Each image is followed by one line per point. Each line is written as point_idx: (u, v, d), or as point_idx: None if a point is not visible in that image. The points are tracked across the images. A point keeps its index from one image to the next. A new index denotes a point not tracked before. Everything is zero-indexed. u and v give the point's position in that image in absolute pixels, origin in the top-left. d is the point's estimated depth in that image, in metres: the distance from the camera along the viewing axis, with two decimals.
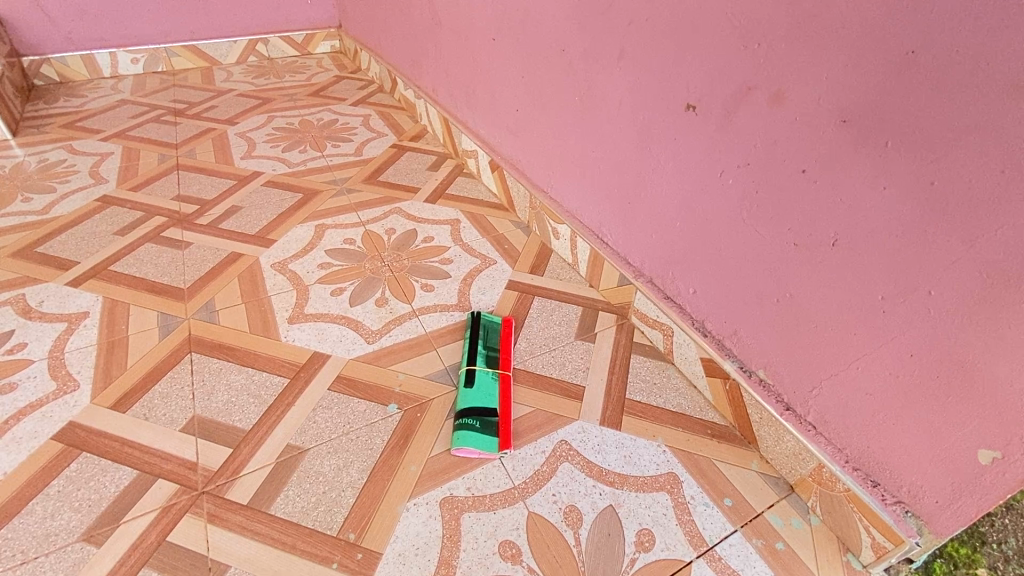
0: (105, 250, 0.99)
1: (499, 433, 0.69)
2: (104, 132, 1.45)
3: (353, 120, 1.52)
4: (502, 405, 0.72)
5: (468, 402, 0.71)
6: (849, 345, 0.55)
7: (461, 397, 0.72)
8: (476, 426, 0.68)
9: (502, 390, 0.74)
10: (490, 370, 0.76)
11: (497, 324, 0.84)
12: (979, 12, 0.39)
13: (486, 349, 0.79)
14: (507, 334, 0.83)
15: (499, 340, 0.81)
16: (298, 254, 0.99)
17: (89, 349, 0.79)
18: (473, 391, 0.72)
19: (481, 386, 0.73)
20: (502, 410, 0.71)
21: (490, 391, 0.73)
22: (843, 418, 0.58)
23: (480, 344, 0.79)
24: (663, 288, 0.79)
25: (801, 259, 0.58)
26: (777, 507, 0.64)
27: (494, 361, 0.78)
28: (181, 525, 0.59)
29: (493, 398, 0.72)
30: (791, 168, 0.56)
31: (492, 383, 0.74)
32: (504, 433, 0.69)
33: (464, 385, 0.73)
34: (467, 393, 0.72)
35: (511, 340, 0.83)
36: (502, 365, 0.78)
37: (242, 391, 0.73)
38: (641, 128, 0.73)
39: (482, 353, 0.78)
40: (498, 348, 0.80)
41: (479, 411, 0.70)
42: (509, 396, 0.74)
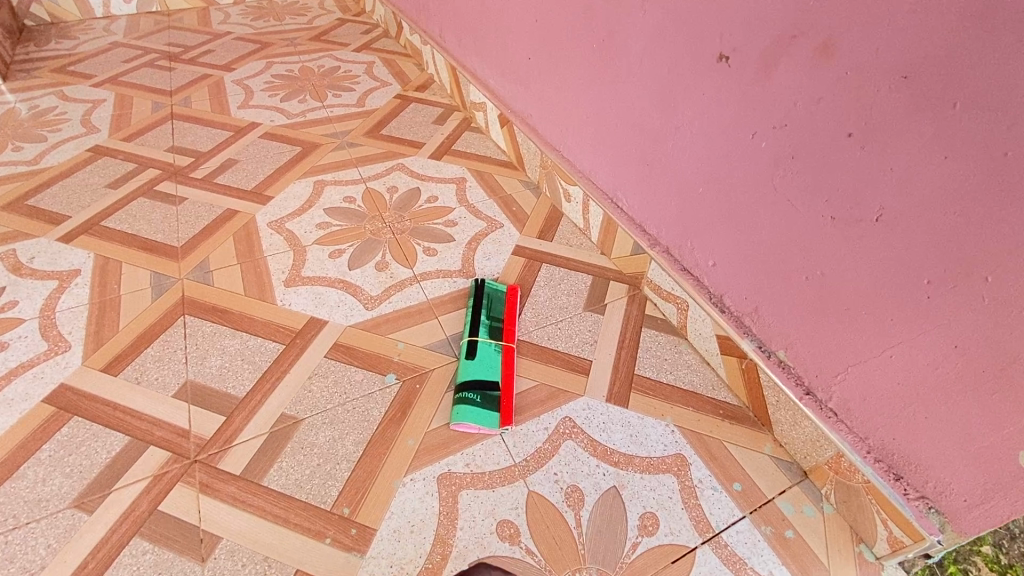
0: (97, 205, 0.96)
1: (501, 408, 0.66)
2: (97, 78, 1.38)
3: (355, 68, 1.43)
4: (505, 378, 0.69)
5: (469, 376, 0.68)
6: (883, 331, 0.51)
7: (461, 369, 0.69)
8: (477, 401, 0.65)
9: (504, 363, 0.71)
10: (493, 342, 0.73)
11: (502, 293, 0.80)
12: None
13: (489, 319, 0.75)
14: (513, 303, 0.79)
15: (504, 309, 0.78)
16: (295, 212, 0.95)
17: (80, 309, 0.77)
18: (474, 364, 0.69)
19: (482, 358, 0.70)
20: (505, 384, 0.68)
21: (492, 364, 0.70)
22: (870, 407, 0.54)
23: (482, 314, 0.76)
24: (679, 258, 0.74)
25: (837, 235, 0.52)
26: (789, 493, 0.61)
27: (497, 332, 0.74)
28: (172, 494, 0.57)
29: (495, 370, 0.69)
30: (836, 131, 0.49)
31: (494, 355, 0.71)
32: (506, 408, 0.66)
33: (465, 357, 0.70)
34: (467, 365, 0.69)
35: (517, 310, 0.79)
36: (506, 337, 0.74)
37: (237, 357, 0.71)
38: (664, 82, 0.66)
39: (484, 324, 0.75)
40: (503, 318, 0.76)
41: (481, 385, 0.67)
42: (513, 369, 0.70)
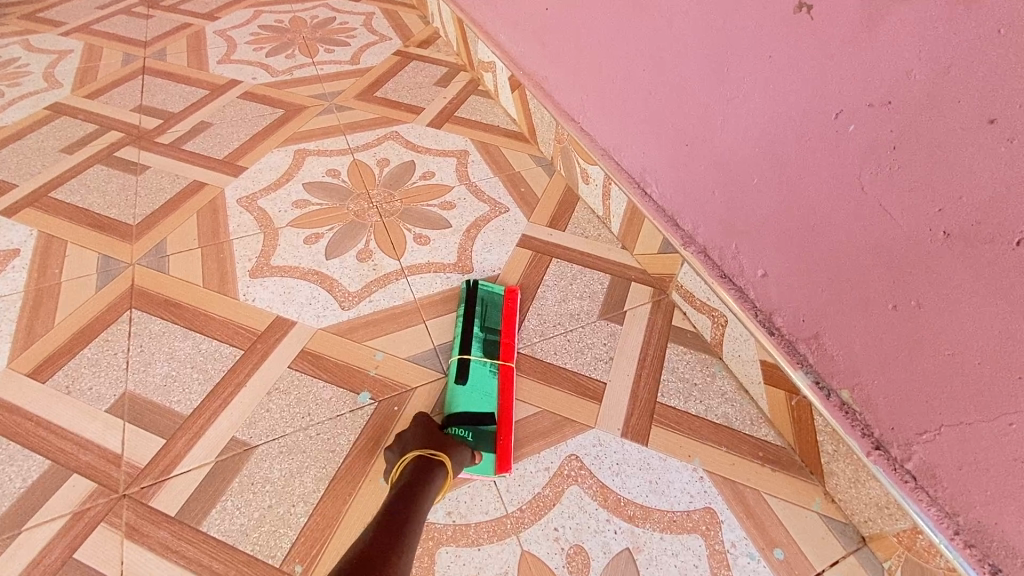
0: (48, 172, 0.84)
1: (497, 448, 0.54)
2: (66, 25, 1.25)
3: (352, 19, 1.27)
4: (502, 409, 0.57)
5: (459, 406, 0.57)
6: (1006, 390, 0.38)
7: (450, 397, 0.58)
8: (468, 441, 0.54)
9: (501, 388, 0.59)
10: (488, 362, 0.61)
11: (501, 297, 0.67)
12: None
13: (484, 333, 0.63)
14: (511, 310, 0.66)
15: (502, 319, 0.65)
16: (270, 187, 0.82)
17: (12, 298, 0.66)
18: (465, 392, 0.58)
19: (475, 385, 0.58)
20: (502, 419, 0.57)
21: (486, 393, 0.58)
22: (967, 480, 0.42)
23: (477, 326, 0.64)
24: (719, 263, 0.60)
25: (951, 256, 0.38)
26: (842, 565, 0.50)
27: (493, 350, 0.62)
28: (92, 538, 0.48)
29: (490, 400, 0.58)
30: (969, 114, 0.35)
31: (488, 380, 0.59)
32: (503, 447, 0.54)
33: (455, 382, 0.59)
34: (457, 394, 0.58)
35: (518, 319, 0.66)
36: (503, 356, 0.62)
37: (186, 364, 0.60)
38: (718, 40, 0.51)
39: (479, 340, 0.63)
40: (501, 331, 0.64)
41: (472, 421, 0.56)
42: (511, 397, 0.58)
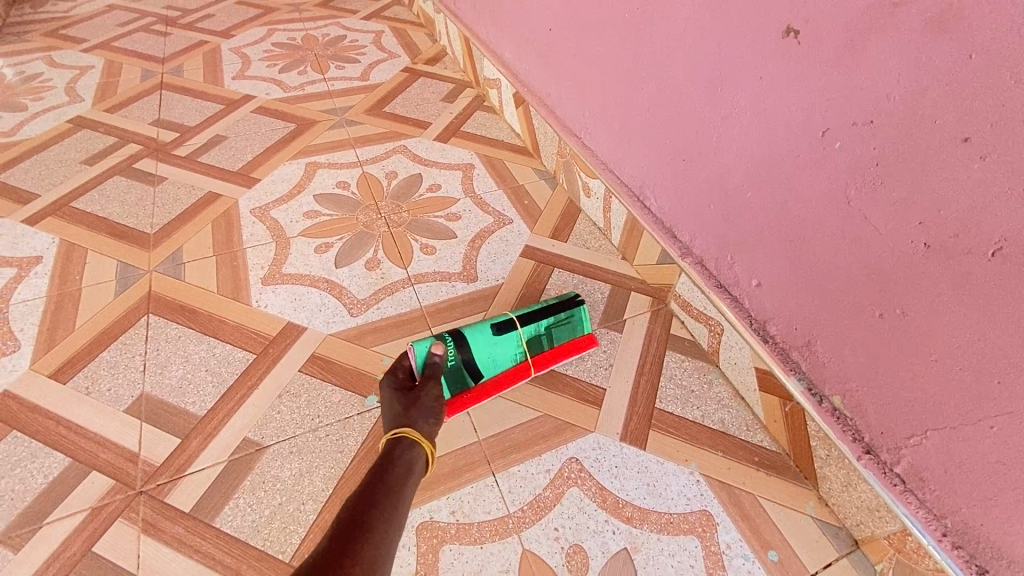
0: (69, 183, 0.87)
1: (456, 399, 0.59)
2: (88, 42, 1.30)
3: (363, 37, 1.31)
4: (491, 379, 0.60)
5: (477, 350, 0.59)
6: (987, 394, 0.39)
7: (475, 329, 0.60)
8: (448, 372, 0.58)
9: (509, 367, 0.61)
10: (523, 350, 0.62)
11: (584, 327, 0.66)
12: None
13: (543, 331, 0.63)
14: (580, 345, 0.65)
15: (565, 342, 0.65)
16: (283, 198, 0.85)
17: (34, 303, 0.69)
18: (490, 343, 0.60)
19: (499, 345, 0.60)
20: (484, 386, 0.60)
21: (498, 360, 0.60)
22: (953, 482, 0.43)
23: (544, 319, 0.64)
24: (715, 273, 0.62)
25: (932, 266, 0.40)
26: (836, 567, 0.51)
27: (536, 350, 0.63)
28: (110, 533, 0.50)
29: (495, 366, 0.61)
30: (945, 133, 0.37)
31: (509, 358, 0.61)
32: (460, 403, 0.58)
33: (491, 328, 0.61)
34: (481, 337, 0.60)
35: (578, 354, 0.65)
36: (539, 362, 0.62)
37: (201, 367, 0.63)
38: (713, 61, 0.54)
39: (536, 331, 0.63)
40: (553, 346, 0.64)
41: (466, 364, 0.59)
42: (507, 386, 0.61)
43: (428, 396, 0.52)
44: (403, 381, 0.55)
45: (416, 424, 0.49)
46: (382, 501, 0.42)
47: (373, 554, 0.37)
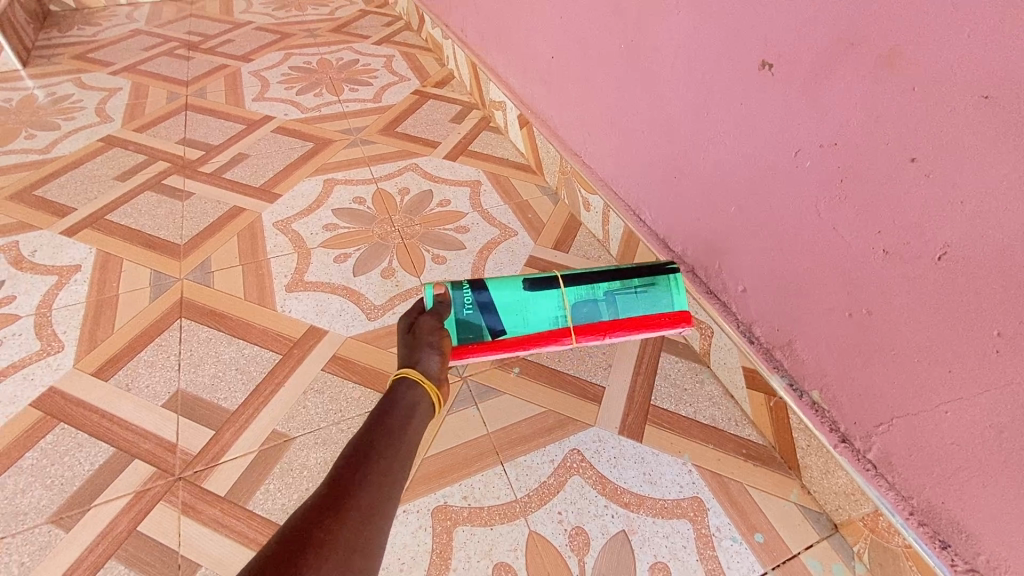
0: (103, 197, 0.94)
1: (473, 345, 0.58)
2: (115, 65, 1.37)
3: (374, 61, 1.39)
4: (517, 336, 0.59)
5: (504, 301, 0.59)
6: (941, 382, 0.44)
7: (512, 279, 0.60)
8: (461, 317, 0.58)
9: (541, 330, 0.60)
10: (565, 314, 0.60)
11: (664, 304, 0.62)
12: None
13: (603, 297, 0.61)
14: (654, 322, 0.61)
15: (635, 315, 0.61)
16: (303, 212, 0.91)
17: (76, 307, 0.74)
18: (520, 298, 0.60)
19: (532, 302, 0.60)
20: (494, 342, 0.58)
21: (529, 319, 0.59)
22: (916, 465, 0.48)
23: (605, 283, 0.62)
24: (704, 280, 0.68)
25: (890, 271, 0.46)
26: (816, 548, 0.55)
27: (587, 315, 0.60)
28: (153, 514, 0.54)
29: (524, 323, 0.59)
30: (896, 154, 0.43)
31: (545, 322, 0.60)
32: (475, 348, 0.57)
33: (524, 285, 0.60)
34: (511, 288, 0.59)
35: (650, 330, 0.61)
36: (582, 329, 0.60)
37: (231, 366, 0.68)
38: (700, 88, 0.60)
39: (593, 296, 0.61)
40: (618, 316, 0.61)
41: (484, 312, 0.58)
42: (524, 348, 0.59)
43: (428, 334, 0.49)
44: (409, 315, 0.53)
45: (418, 363, 0.46)
46: (381, 438, 0.39)
47: (375, 496, 0.35)
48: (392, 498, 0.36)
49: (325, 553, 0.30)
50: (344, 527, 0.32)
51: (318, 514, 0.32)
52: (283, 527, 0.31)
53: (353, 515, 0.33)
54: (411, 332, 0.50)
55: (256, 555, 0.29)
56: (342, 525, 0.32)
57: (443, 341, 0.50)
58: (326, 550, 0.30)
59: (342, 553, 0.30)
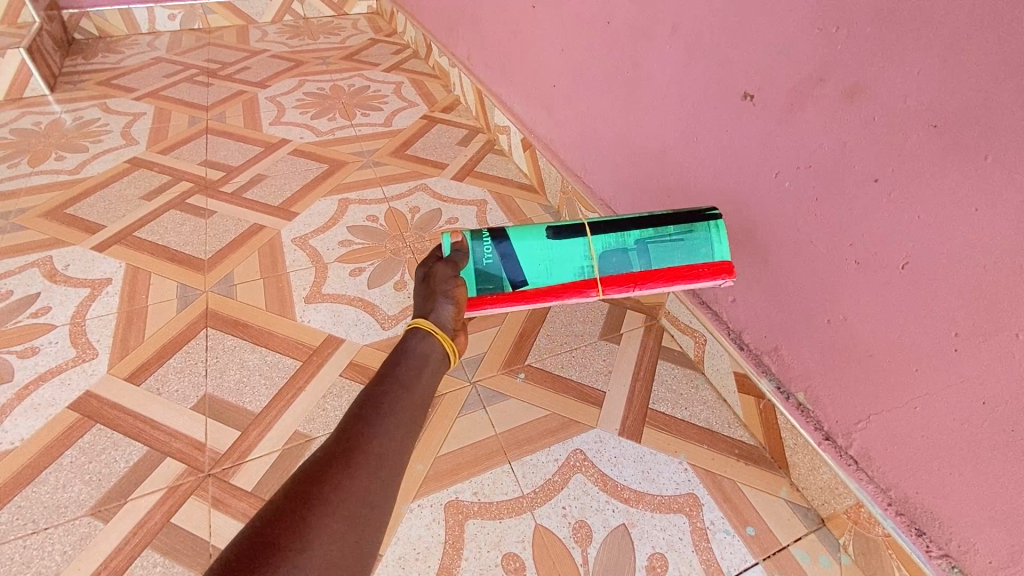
0: (131, 215, 0.99)
1: (494, 296, 0.57)
2: (138, 91, 1.45)
3: (384, 88, 1.47)
4: (539, 288, 0.57)
5: (526, 251, 0.57)
6: (910, 380, 0.49)
7: (534, 228, 0.58)
8: (482, 267, 0.57)
9: (563, 283, 0.58)
10: (592, 265, 0.58)
11: (704, 253, 0.59)
12: None
13: (634, 246, 0.58)
14: (690, 272, 0.58)
15: (672, 264, 0.58)
16: (320, 229, 0.97)
17: (108, 318, 0.79)
18: (543, 250, 0.58)
19: (556, 252, 0.58)
20: (517, 292, 0.57)
21: (553, 270, 0.58)
22: (891, 458, 0.53)
23: (636, 231, 0.59)
24: (698, 291, 0.73)
25: (862, 280, 0.51)
26: (805, 541, 0.59)
27: (615, 266, 0.58)
28: (185, 507, 0.58)
29: (548, 275, 0.58)
30: (862, 176, 0.49)
31: (569, 273, 0.58)
32: (496, 299, 0.57)
33: (548, 236, 0.58)
34: (535, 238, 0.57)
35: (685, 281, 0.58)
36: (607, 281, 0.58)
37: (255, 372, 0.72)
38: (690, 116, 0.66)
39: (623, 245, 0.58)
40: (651, 266, 0.58)
41: (506, 262, 0.57)
42: (547, 299, 0.58)
43: (443, 283, 0.52)
44: (427, 264, 0.55)
45: (433, 312, 0.50)
46: (391, 394, 0.41)
47: (382, 444, 0.37)
48: (400, 449, 0.38)
49: (332, 499, 0.32)
50: (352, 477, 0.34)
51: (326, 464, 0.35)
52: (293, 475, 0.34)
53: (362, 462, 0.35)
54: (427, 279, 0.53)
55: (268, 501, 0.32)
56: (350, 476, 0.34)
57: (457, 290, 0.52)
58: (331, 499, 0.32)
59: (347, 500, 0.33)
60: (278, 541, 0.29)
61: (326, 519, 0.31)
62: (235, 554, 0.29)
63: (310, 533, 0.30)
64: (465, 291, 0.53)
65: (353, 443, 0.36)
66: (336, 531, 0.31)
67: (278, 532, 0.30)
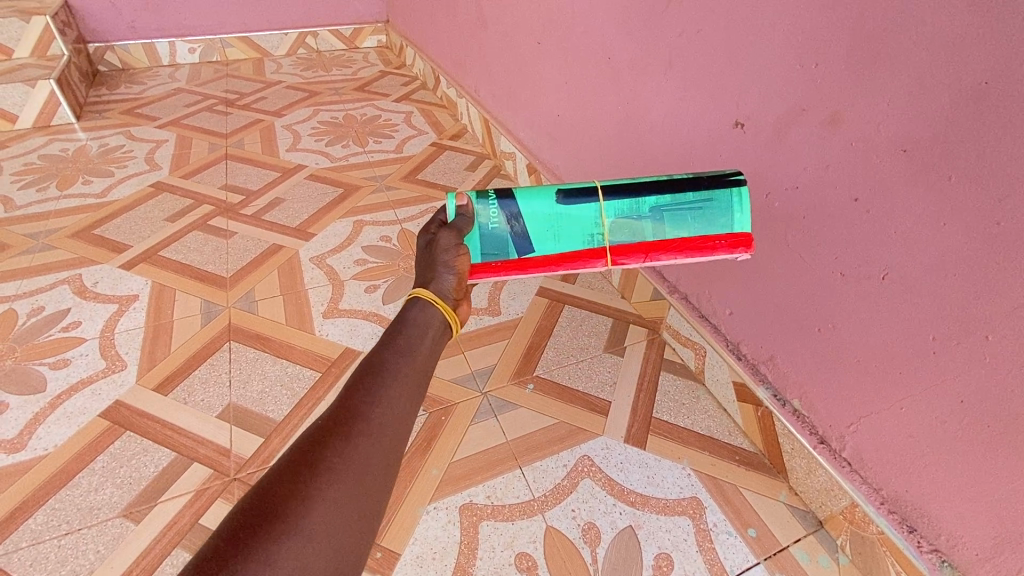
0: (155, 236, 1.04)
1: (496, 264, 0.53)
2: (160, 119, 1.52)
3: (395, 117, 1.54)
4: (545, 256, 0.53)
5: (533, 215, 0.52)
6: (894, 383, 0.53)
7: (544, 189, 0.53)
8: (487, 231, 0.52)
9: (572, 250, 0.53)
10: (603, 232, 0.53)
11: (722, 223, 0.53)
12: None
13: (649, 214, 0.52)
14: (708, 244, 0.53)
15: (688, 233, 0.53)
16: (336, 249, 1.02)
17: (136, 332, 0.83)
18: (551, 214, 0.53)
19: (565, 217, 0.53)
20: (522, 260, 0.53)
21: (561, 235, 0.53)
22: (882, 458, 0.56)
23: (652, 197, 0.52)
24: (698, 306, 0.77)
25: (848, 290, 0.55)
26: (804, 542, 0.62)
27: (627, 236, 0.53)
28: (212, 509, 0.61)
29: (556, 242, 0.53)
30: (844, 196, 0.53)
31: (577, 240, 0.53)
32: (498, 267, 0.53)
33: (558, 199, 0.53)
34: (543, 200, 0.52)
35: (703, 254, 0.53)
36: (618, 250, 0.53)
37: (276, 383, 0.76)
38: (685, 142, 0.71)
39: (636, 212, 0.52)
40: (666, 235, 0.53)
41: (512, 227, 0.52)
42: (554, 268, 0.54)
43: (444, 251, 0.48)
44: (430, 230, 0.52)
45: (432, 283, 0.46)
46: (396, 357, 0.39)
47: (387, 411, 0.36)
48: (405, 417, 0.36)
49: (334, 469, 0.31)
50: (355, 445, 0.33)
51: (328, 432, 0.33)
52: (295, 442, 0.32)
53: (367, 430, 0.34)
54: (428, 246, 0.50)
55: (270, 467, 0.31)
56: (354, 444, 0.33)
57: (458, 259, 0.48)
58: (335, 467, 0.32)
59: (349, 470, 0.32)
60: (281, 509, 0.29)
61: (330, 488, 0.30)
62: (236, 524, 0.28)
63: (312, 504, 0.29)
64: (468, 260, 0.49)
65: (356, 410, 0.35)
66: (339, 502, 0.30)
67: (279, 502, 0.29)
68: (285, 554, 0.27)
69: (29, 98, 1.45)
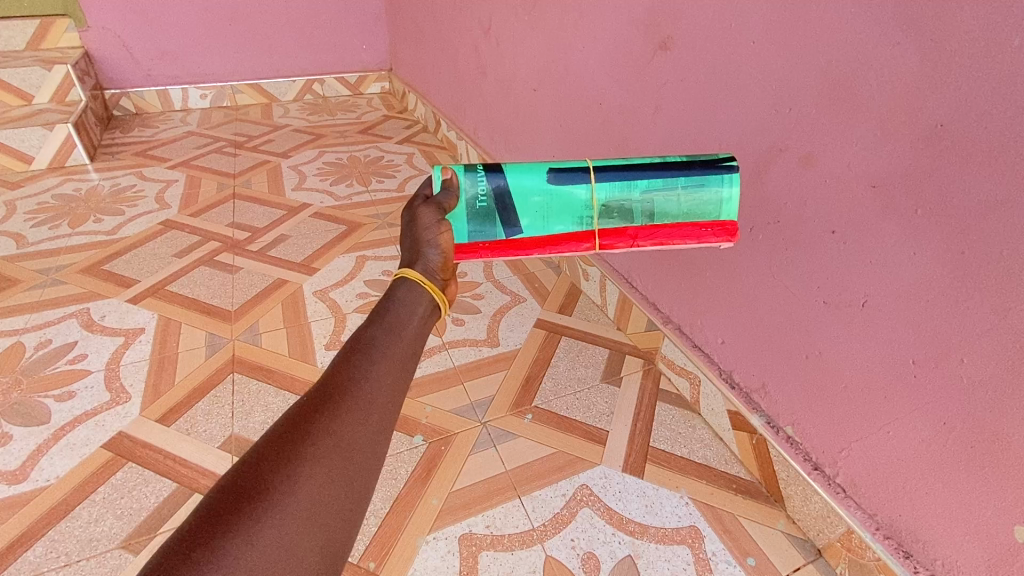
0: (163, 271, 1.07)
1: (484, 245, 0.56)
2: (171, 161, 1.58)
3: (397, 157, 1.60)
4: (530, 239, 0.57)
5: (521, 194, 0.55)
6: (881, 408, 0.55)
7: (533, 167, 0.56)
8: (477, 208, 0.55)
9: (558, 232, 0.56)
10: (592, 215, 0.56)
11: (710, 211, 0.56)
12: (996, 99, 0.42)
13: (639, 199, 0.55)
14: (695, 232, 0.56)
15: (676, 220, 0.56)
16: (339, 283, 1.04)
17: (141, 364, 0.85)
18: (539, 193, 0.55)
19: (555, 198, 0.55)
20: (510, 242, 0.56)
21: (547, 217, 0.56)
22: (875, 483, 0.57)
23: (644, 180, 0.55)
24: (691, 336, 0.79)
25: (831, 318, 0.58)
26: (803, 571, 0.62)
27: (614, 220, 0.56)
28: None
29: (543, 221, 0.56)
30: (822, 228, 0.57)
31: (565, 222, 0.56)
32: (485, 248, 0.57)
33: (547, 177, 0.55)
34: (532, 177, 0.55)
35: (691, 240, 0.57)
36: (605, 234, 0.56)
37: (279, 414, 0.77)
38: None
39: (626, 193, 0.55)
40: (654, 220, 0.56)
41: (503, 205, 0.55)
42: (540, 249, 0.57)
43: (427, 230, 0.50)
44: (412, 208, 0.53)
45: (419, 262, 0.48)
46: (379, 339, 0.40)
47: (372, 390, 0.37)
48: (390, 397, 0.38)
49: (321, 445, 0.32)
50: (341, 421, 0.34)
51: (313, 411, 0.34)
52: (282, 419, 0.33)
53: (352, 408, 0.35)
54: (411, 225, 0.51)
55: (256, 441, 0.32)
56: (340, 421, 0.34)
57: (441, 236, 0.50)
58: (321, 442, 0.33)
59: (334, 448, 0.33)
60: (268, 482, 0.30)
61: (315, 463, 0.31)
62: (224, 495, 0.29)
63: (298, 479, 0.30)
64: (451, 237, 0.51)
65: (342, 389, 0.36)
66: (326, 477, 0.31)
67: (264, 480, 0.30)
68: (271, 528, 0.28)
69: (45, 141, 1.51)
